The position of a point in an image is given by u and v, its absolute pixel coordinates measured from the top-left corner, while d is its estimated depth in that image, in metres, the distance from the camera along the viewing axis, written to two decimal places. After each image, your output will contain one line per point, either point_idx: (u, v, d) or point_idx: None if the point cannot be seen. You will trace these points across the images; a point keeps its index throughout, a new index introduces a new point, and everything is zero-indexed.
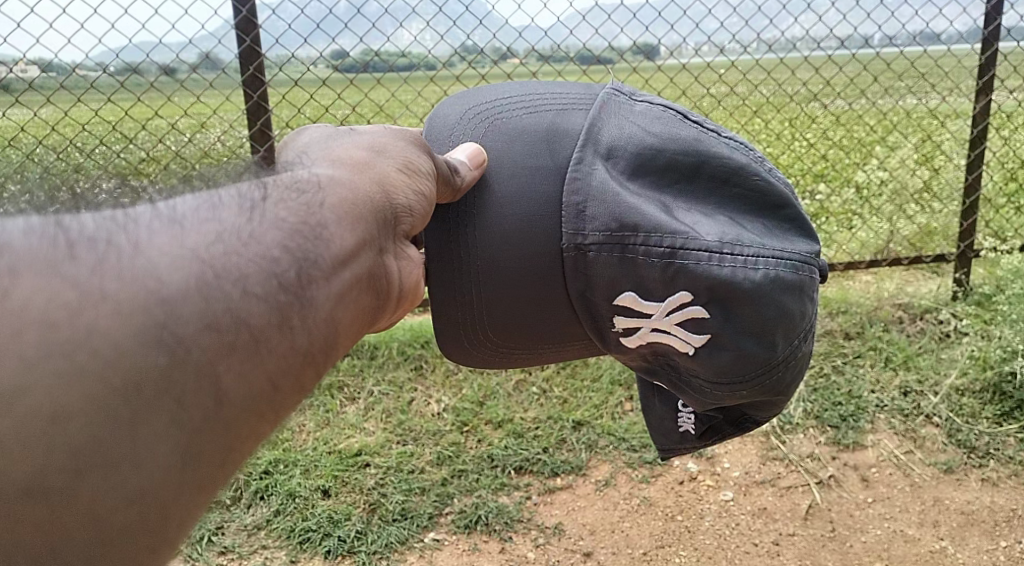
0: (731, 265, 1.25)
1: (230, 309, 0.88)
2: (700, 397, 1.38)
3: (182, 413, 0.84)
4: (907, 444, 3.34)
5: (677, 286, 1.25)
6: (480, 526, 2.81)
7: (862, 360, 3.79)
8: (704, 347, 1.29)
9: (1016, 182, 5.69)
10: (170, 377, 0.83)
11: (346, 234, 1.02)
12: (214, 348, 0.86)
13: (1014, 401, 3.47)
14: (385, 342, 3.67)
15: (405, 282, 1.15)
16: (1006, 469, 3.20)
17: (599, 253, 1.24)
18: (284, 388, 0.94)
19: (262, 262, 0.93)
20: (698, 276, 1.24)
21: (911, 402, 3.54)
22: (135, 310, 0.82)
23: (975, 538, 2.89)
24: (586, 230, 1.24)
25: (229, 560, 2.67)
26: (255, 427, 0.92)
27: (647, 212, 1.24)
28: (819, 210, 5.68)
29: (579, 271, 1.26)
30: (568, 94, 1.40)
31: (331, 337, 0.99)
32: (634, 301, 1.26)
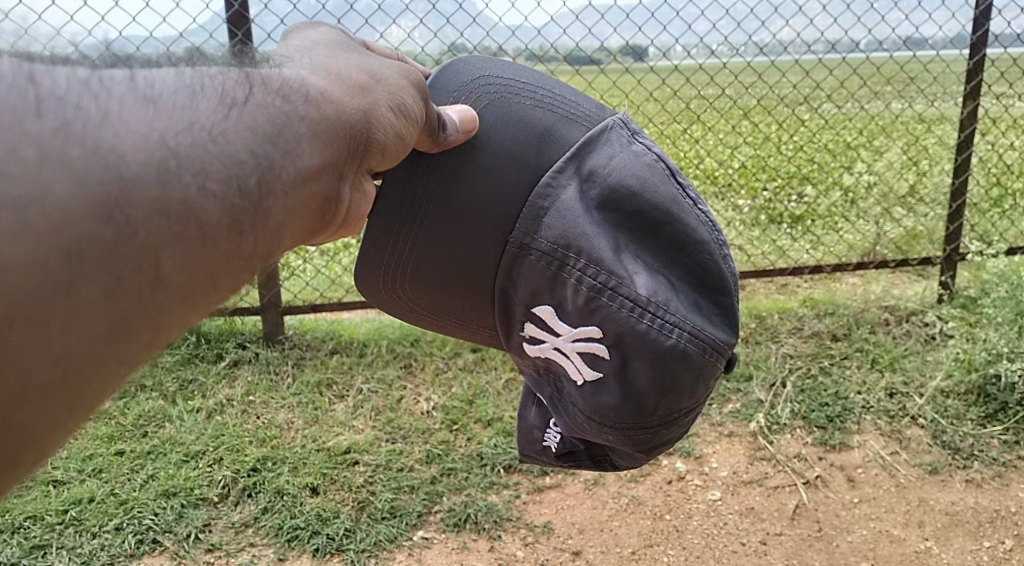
0: (649, 321, 1.25)
1: (188, 194, 0.87)
2: (571, 422, 1.40)
3: (121, 289, 0.83)
4: (893, 445, 3.37)
5: (590, 322, 1.25)
6: (469, 524, 2.81)
7: (849, 362, 3.82)
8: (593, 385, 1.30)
9: (1001, 187, 5.75)
10: (116, 247, 0.82)
11: (312, 156, 1.02)
12: (162, 232, 0.85)
13: (998, 403, 3.50)
14: (374, 341, 3.72)
15: (353, 214, 1.14)
16: (990, 470, 3.23)
17: (535, 263, 1.24)
18: (219, 284, 0.93)
19: (224, 161, 0.92)
20: (616, 319, 1.24)
21: (896, 403, 3.57)
22: (96, 177, 0.81)
23: (960, 539, 2.92)
24: (526, 239, 1.24)
25: (216, 558, 2.66)
26: (183, 320, 0.91)
27: (593, 249, 1.24)
28: (807, 213, 5.72)
29: (511, 269, 1.25)
30: (579, 105, 1.35)
31: (273, 246, 1.00)
32: (546, 313, 1.26)
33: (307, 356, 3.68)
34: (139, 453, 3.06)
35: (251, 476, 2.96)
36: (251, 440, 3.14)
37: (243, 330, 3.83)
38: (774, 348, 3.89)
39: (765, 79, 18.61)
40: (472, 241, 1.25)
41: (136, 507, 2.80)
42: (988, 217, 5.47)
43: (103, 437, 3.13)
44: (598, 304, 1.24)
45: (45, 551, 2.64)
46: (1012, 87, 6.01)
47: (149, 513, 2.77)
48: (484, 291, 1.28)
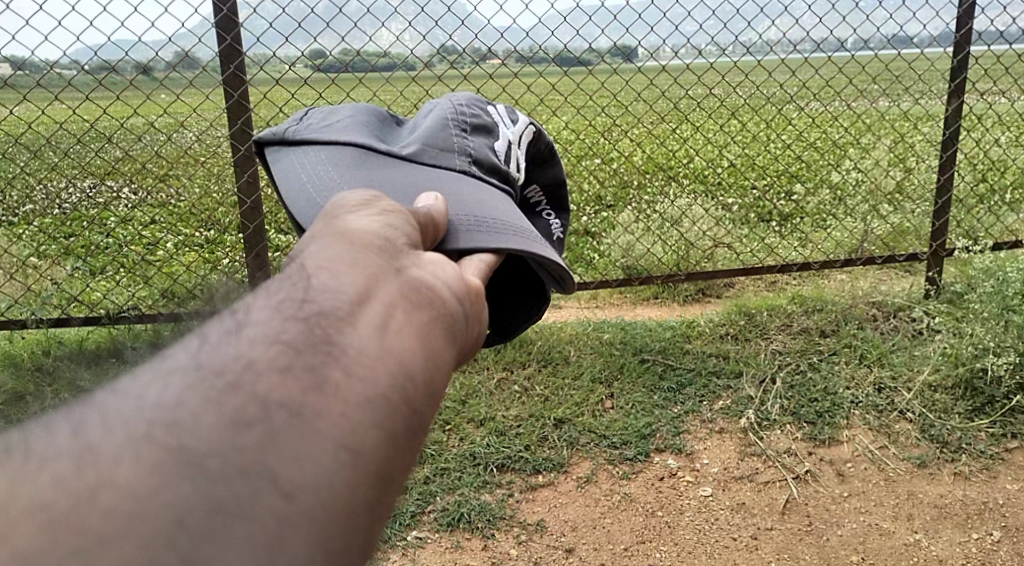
0: (475, 106, 1.52)
1: (252, 396, 0.70)
2: (551, 177, 1.62)
3: (255, 531, 0.64)
4: (881, 439, 3.41)
5: (491, 123, 1.48)
6: (463, 523, 2.82)
7: (837, 357, 3.86)
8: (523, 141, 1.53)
9: (987, 182, 5.81)
10: (221, 504, 0.63)
11: (348, 280, 0.84)
12: (256, 443, 0.67)
13: (985, 397, 3.55)
14: None
15: (458, 291, 0.93)
16: (977, 463, 3.27)
17: (474, 148, 1.39)
18: (380, 457, 0.73)
19: (269, 347, 0.75)
20: (486, 119, 1.48)
21: (885, 398, 3.61)
22: (145, 444, 0.65)
23: (948, 531, 2.96)
24: (467, 157, 1.37)
25: None
26: (367, 505, 0.71)
27: (438, 122, 1.42)
28: (795, 211, 5.77)
29: (490, 168, 1.39)
30: (318, 146, 1.36)
31: (401, 377, 0.79)
32: (511, 156, 1.46)
33: None
34: None
35: None
36: None
37: None
38: (763, 344, 3.93)
39: (751, 78, 18.61)
40: (484, 189, 1.29)
41: None
42: (973, 215, 5.52)
43: None
44: (484, 122, 1.46)
45: None
46: (996, 85, 6.05)
47: None
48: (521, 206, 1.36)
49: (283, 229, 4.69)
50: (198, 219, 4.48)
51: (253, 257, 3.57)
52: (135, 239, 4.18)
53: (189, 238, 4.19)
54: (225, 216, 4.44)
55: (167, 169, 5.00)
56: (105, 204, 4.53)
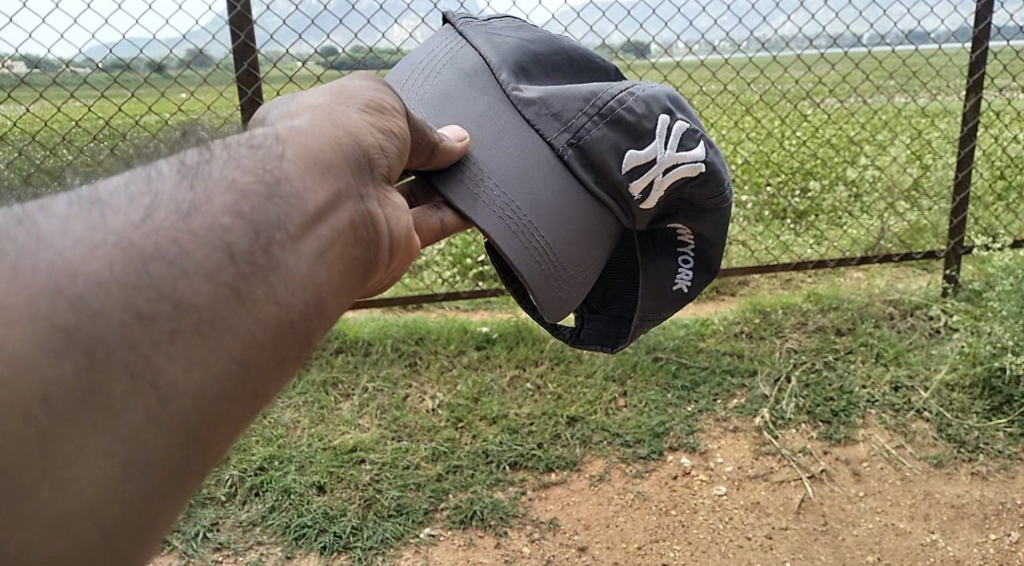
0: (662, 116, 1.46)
1: (172, 285, 0.82)
2: (708, 230, 1.59)
3: (134, 416, 0.79)
4: (898, 438, 3.37)
5: (661, 145, 1.42)
6: (476, 521, 2.79)
7: (853, 356, 3.82)
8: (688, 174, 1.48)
9: (1004, 180, 5.75)
10: (109, 388, 0.78)
11: (309, 194, 0.95)
12: (165, 333, 0.81)
13: (1003, 396, 3.51)
14: (379, 340, 3.64)
15: (391, 233, 1.06)
16: (995, 463, 3.24)
17: (597, 152, 1.38)
18: (257, 370, 0.88)
19: (212, 231, 0.86)
20: (656, 133, 1.43)
21: (901, 397, 3.57)
22: (72, 304, 0.78)
23: (965, 532, 2.93)
24: (576, 148, 1.38)
25: (224, 558, 2.56)
26: (239, 408, 0.87)
27: (600, 104, 1.41)
28: (810, 208, 5.73)
29: (591, 178, 1.39)
30: (466, 46, 1.54)
31: (313, 300, 0.92)
32: (643, 181, 1.41)
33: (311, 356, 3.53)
34: None
35: (257, 475, 2.85)
36: (257, 439, 3.00)
37: None
38: (778, 343, 3.90)
39: (764, 75, 18.52)
40: (541, 174, 1.37)
41: None
42: (991, 213, 5.47)
43: None
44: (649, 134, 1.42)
45: None
46: (1014, 81, 5.99)
47: None
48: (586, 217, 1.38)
49: None
50: None
51: None
52: None
53: None
54: None
55: None
56: None
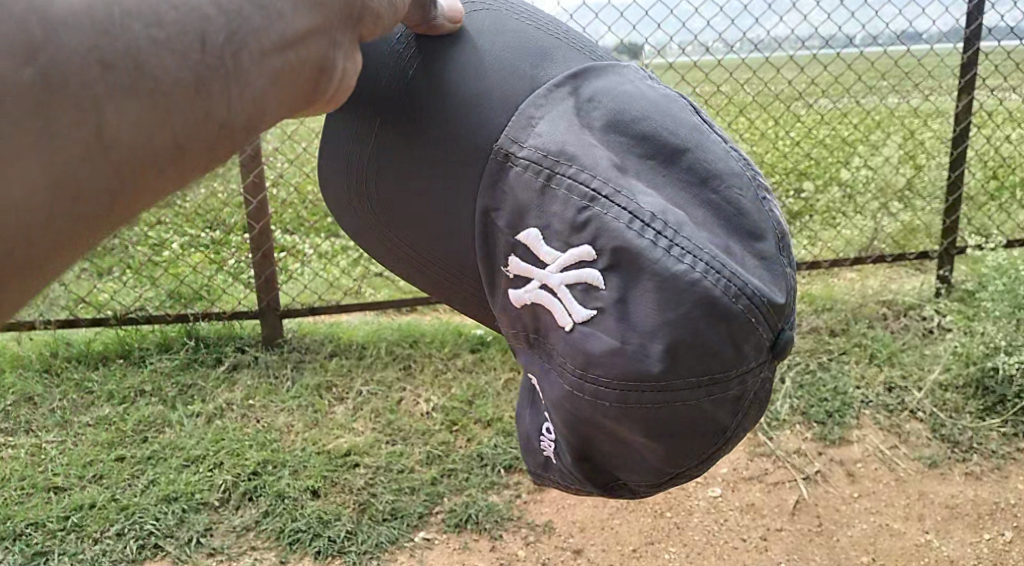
0: (750, 343, 1.10)
1: (130, 49, 0.76)
2: None
3: (52, 156, 0.73)
4: (892, 438, 3.38)
5: (703, 343, 1.07)
6: (471, 524, 2.78)
7: (847, 357, 3.83)
8: (677, 413, 1.12)
9: (996, 180, 5.77)
10: (38, 106, 0.71)
11: (285, 19, 0.88)
12: (114, 84, 0.75)
13: (996, 396, 3.52)
14: (374, 343, 3.62)
15: (341, 90, 1.00)
16: (988, 463, 3.26)
17: (608, 213, 1.06)
18: (192, 150, 0.84)
19: (188, 18, 0.80)
20: (718, 331, 1.07)
21: (895, 398, 3.58)
22: (31, 41, 0.70)
23: (959, 532, 2.94)
24: (600, 182, 1.08)
25: (219, 563, 2.55)
26: (148, 190, 0.82)
27: (723, 235, 1.10)
28: (804, 208, 5.73)
29: (554, 206, 1.10)
30: None
31: (246, 117, 0.88)
32: (601, 304, 1.07)
33: (305, 359, 3.52)
34: (137, 459, 2.89)
35: (251, 480, 2.83)
36: (251, 443, 2.99)
37: (241, 333, 3.64)
38: None
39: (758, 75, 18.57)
40: None
41: (137, 512, 2.66)
42: (984, 213, 5.49)
43: (104, 443, 2.96)
44: (716, 313, 1.06)
45: (46, 558, 2.51)
46: (1006, 82, 6.01)
47: (149, 518, 2.64)
48: (476, 197, 1.17)
49: (289, 228, 4.68)
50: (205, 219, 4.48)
51: (258, 257, 3.57)
52: (141, 239, 4.18)
53: (195, 238, 4.22)
54: (231, 216, 4.44)
55: None
56: None
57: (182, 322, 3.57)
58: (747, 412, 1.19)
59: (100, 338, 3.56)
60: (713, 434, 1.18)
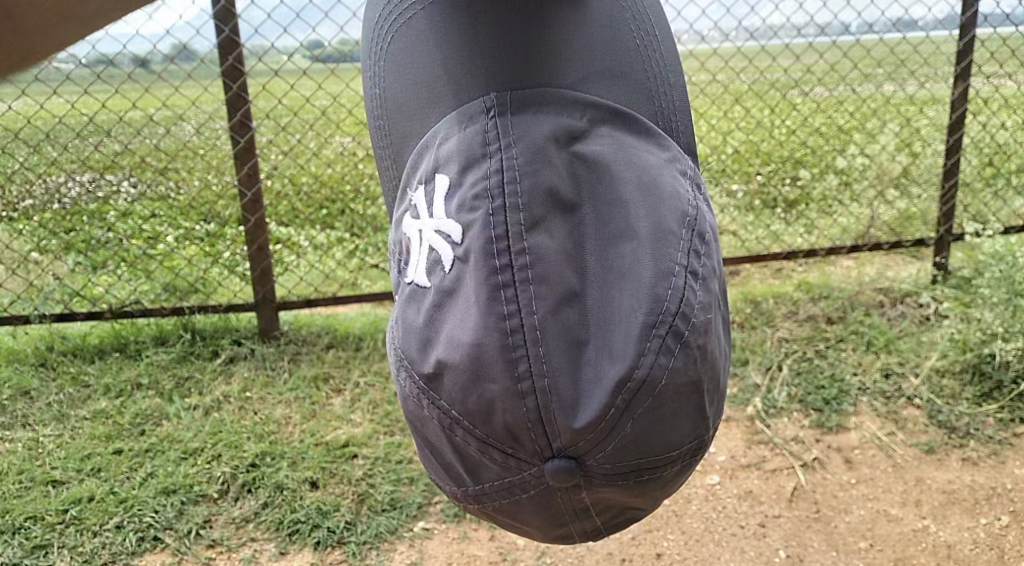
0: (528, 433, 1.15)
1: None
2: None
3: None
4: (890, 425, 3.39)
5: (474, 388, 1.15)
6: (469, 514, 2.78)
7: (844, 344, 3.84)
8: (438, 425, 1.22)
9: (993, 166, 5.77)
10: None
11: None
12: None
13: (992, 382, 3.54)
14: (371, 335, 3.61)
15: None
16: (986, 448, 3.26)
17: (491, 222, 1.17)
18: None
19: None
20: (496, 388, 1.14)
21: (892, 384, 3.59)
22: None
23: (957, 517, 2.95)
24: (515, 198, 1.18)
25: (218, 554, 2.55)
26: None
27: (585, 332, 1.13)
28: (801, 197, 5.73)
29: (470, 175, 1.23)
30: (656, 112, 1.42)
31: None
32: (434, 274, 1.21)
33: (302, 352, 3.52)
34: (135, 452, 2.89)
35: (250, 472, 2.83)
36: (249, 435, 2.99)
37: (239, 326, 3.63)
38: (770, 332, 3.91)
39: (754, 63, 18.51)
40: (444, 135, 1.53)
41: (135, 504, 2.66)
42: (980, 199, 5.48)
43: (101, 437, 2.95)
44: (509, 373, 1.13)
45: (46, 551, 2.51)
46: (1001, 68, 6.00)
47: (149, 510, 2.64)
48: (449, 116, 1.33)
49: (285, 221, 4.66)
50: (200, 212, 4.47)
51: (254, 249, 3.55)
52: (137, 233, 4.18)
53: (190, 230, 4.27)
54: (226, 209, 4.43)
55: (167, 163, 4.97)
56: (106, 199, 4.49)
57: (178, 315, 3.56)
58: (503, 502, 1.25)
59: (96, 333, 3.55)
60: (460, 473, 1.26)
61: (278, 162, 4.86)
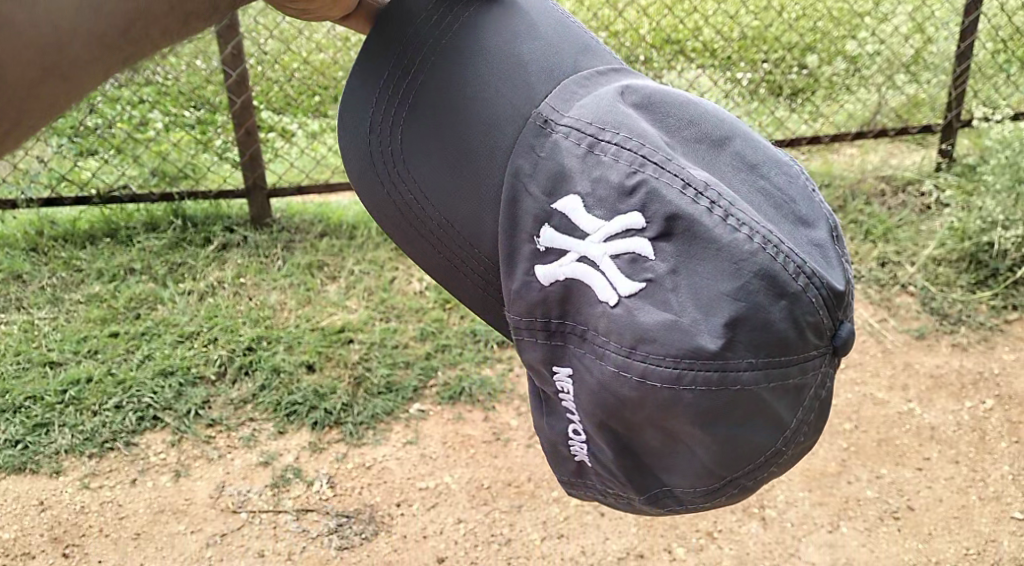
0: (815, 333, 0.99)
1: None
2: None
3: None
4: (882, 312, 3.43)
5: (766, 317, 0.95)
6: (464, 397, 2.86)
7: (842, 234, 3.82)
8: (738, 408, 0.98)
9: (1007, 50, 5.59)
10: None
11: None
12: None
13: (988, 270, 3.58)
14: (364, 223, 3.59)
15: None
16: (975, 335, 3.31)
17: (661, 181, 0.98)
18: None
19: None
20: (782, 314, 0.95)
21: (888, 272, 3.60)
22: None
23: (942, 400, 3.03)
24: (653, 150, 1.01)
25: (218, 433, 2.66)
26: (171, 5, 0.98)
27: (789, 220, 1.03)
28: (807, 82, 5.58)
29: (594, 174, 1.01)
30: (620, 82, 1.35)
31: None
32: (648, 287, 0.96)
33: (295, 239, 3.54)
34: (131, 335, 2.96)
35: (246, 355, 2.90)
36: (244, 320, 3.04)
37: (230, 213, 3.65)
38: None
39: None
40: None
41: (134, 385, 2.74)
42: (991, 85, 5.34)
43: (96, 320, 3.02)
44: (788, 284, 0.95)
45: (48, 429, 2.62)
46: None
47: (147, 391, 2.73)
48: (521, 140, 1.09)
49: (276, 107, 4.58)
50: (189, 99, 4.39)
51: (241, 134, 3.52)
52: (124, 119, 4.13)
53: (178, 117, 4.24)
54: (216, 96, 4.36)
55: None
56: None
57: (168, 202, 3.60)
58: (807, 431, 1.05)
59: (85, 217, 3.57)
60: (757, 455, 1.03)
61: (267, 45, 4.72)
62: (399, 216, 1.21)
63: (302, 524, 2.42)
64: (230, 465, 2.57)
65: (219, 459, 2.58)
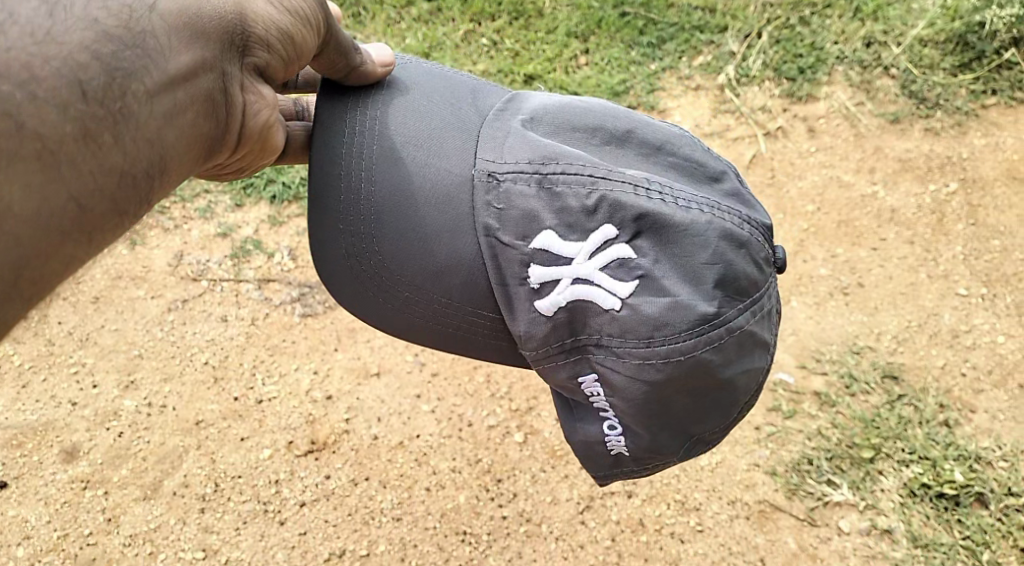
0: (765, 264, 1.19)
1: (98, 63, 0.88)
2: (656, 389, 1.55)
3: (67, 182, 0.86)
4: (860, 96, 3.19)
5: (740, 264, 1.14)
6: None
7: (831, 12, 3.37)
8: (738, 341, 1.16)
9: None
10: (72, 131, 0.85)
11: (181, 53, 0.96)
12: (107, 82, 0.88)
13: (975, 52, 3.25)
14: None
15: (250, 127, 1.10)
16: (950, 120, 3.14)
17: (615, 191, 1.12)
18: (127, 187, 0.92)
19: (149, 53, 0.93)
20: (745, 259, 1.14)
21: (872, 54, 3.27)
22: (53, 80, 0.84)
23: (907, 184, 2.97)
24: (594, 168, 1.14)
25: (172, 205, 2.61)
26: (107, 208, 0.91)
27: (710, 182, 1.22)
28: None
29: (558, 206, 1.13)
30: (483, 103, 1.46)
31: (158, 158, 0.95)
32: (641, 282, 1.11)
33: None
34: None
35: None
36: None
37: None
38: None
39: None
40: None
41: None
42: None
43: None
44: (742, 233, 1.15)
45: None
46: None
47: None
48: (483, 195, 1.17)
49: None
50: None
51: None
52: None
53: None
54: None
55: None
56: None
57: None
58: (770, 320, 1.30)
59: None
60: (756, 373, 1.23)
61: None
62: (403, 317, 1.26)
63: (265, 294, 2.44)
64: (187, 235, 2.56)
65: (176, 229, 2.56)
